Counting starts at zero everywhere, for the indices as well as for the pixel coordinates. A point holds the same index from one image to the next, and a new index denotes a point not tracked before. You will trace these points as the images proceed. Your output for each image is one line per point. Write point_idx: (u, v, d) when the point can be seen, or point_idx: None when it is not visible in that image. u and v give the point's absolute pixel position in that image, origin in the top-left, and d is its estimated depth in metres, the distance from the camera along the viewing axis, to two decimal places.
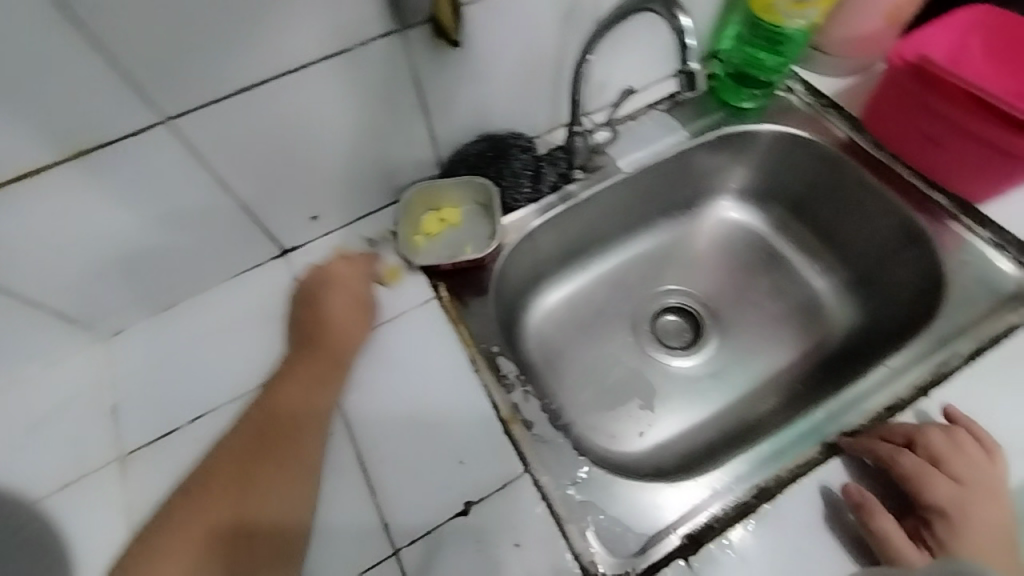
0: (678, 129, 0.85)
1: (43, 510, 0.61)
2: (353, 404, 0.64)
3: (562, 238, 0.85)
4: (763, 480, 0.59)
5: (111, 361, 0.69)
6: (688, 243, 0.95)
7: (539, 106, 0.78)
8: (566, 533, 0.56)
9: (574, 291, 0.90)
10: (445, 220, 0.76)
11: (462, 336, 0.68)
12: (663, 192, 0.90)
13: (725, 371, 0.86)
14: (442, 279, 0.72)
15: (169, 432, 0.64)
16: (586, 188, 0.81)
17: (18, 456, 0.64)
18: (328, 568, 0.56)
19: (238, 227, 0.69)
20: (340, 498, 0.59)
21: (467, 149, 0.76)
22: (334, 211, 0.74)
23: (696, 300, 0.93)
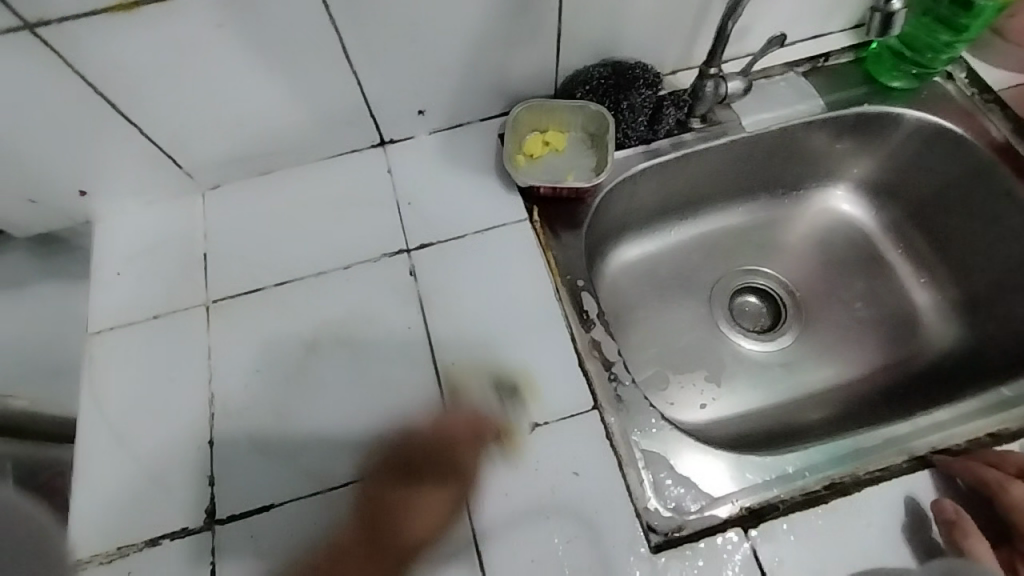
0: (814, 97, 0.78)
1: (126, 336, 0.64)
2: (432, 304, 0.63)
3: (660, 192, 0.80)
4: (838, 475, 0.56)
5: (204, 212, 0.70)
6: (787, 228, 0.89)
7: (676, 40, 0.72)
8: (626, 474, 0.55)
9: (655, 251, 0.86)
10: (550, 143, 0.73)
11: (549, 263, 0.66)
12: (774, 164, 0.84)
13: (800, 365, 0.81)
14: (537, 202, 0.69)
15: (252, 291, 0.65)
16: (701, 141, 0.76)
17: (109, 282, 0.66)
18: (388, 451, 0.57)
19: (348, 105, 0.67)
20: (407, 390, 0.59)
21: (589, 72, 0.71)
22: (442, 111, 0.71)
23: (782, 287, 0.87)
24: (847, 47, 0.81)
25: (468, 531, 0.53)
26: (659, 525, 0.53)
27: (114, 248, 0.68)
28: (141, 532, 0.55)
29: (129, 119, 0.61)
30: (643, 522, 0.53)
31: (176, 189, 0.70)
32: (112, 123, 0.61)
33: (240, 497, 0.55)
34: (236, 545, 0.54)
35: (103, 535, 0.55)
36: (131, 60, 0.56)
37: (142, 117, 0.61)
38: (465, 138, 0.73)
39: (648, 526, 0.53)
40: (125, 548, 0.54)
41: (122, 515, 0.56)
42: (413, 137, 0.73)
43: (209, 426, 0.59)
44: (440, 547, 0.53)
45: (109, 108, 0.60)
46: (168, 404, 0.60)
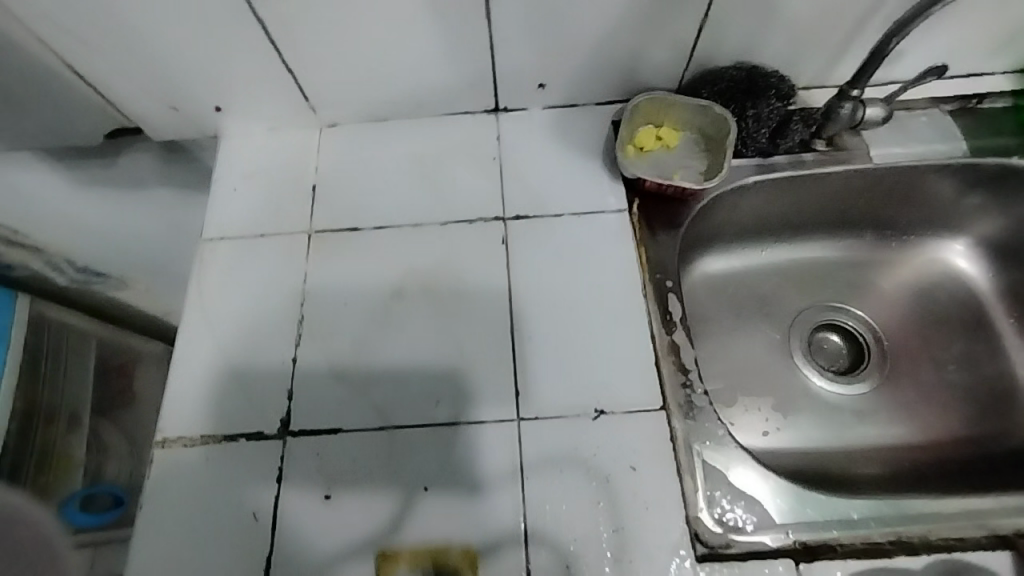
0: (955, 140, 0.73)
1: (234, 247, 0.68)
2: (519, 276, 0.64)
3: (764, 209, 0.77)
4: (906, 532, 0.53)
5: (319, 146, 0.74)
6: (888, 272, 0.84)
7: (820, 55, 0.69)
8: (682, 481, 0.55)
9: (742, 268, 0.84)
10: (663, 139, 0.71)
11: (640, 258, 0.65)
12: (890, 203, 0.79)
13: (873, 415, 0.77)
14: (640, 195, 0.69)
15: (351, 229, 0.68)
16: (822, 163, 0.72)
17: (226, 195, 0.71)
18: (455, 405, 0.58)
19: (475, 68, 0.68)
20: (481, 352, 0.61)
21: (721, 74, 0.69)
22: (562, 88, 0.71)
23: (869, 331, 0.82)
24: (1006, 92, 0.74)
25: (518, 498, 0.54)
26: (707, 537, 0.53)
27: (234, 165, 0.73)
28: (221, 429, 0.59)
29: (278, 48, 0.65)
30: (691, 530, 0.53)
31: (299, 121, 0.74)
32: (263, 49, 0.65)
33: (311, 415, 0.59)
34: (299, 462, 0.57)
35: (182, 424, 0.59)
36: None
37: (289, 48, 0.65)
38: (577, 119, 0.73)
39: (695, 535, 0.53)
40: (204, 440, 0.59)
41: (201, 408, 0.60)
42: (527, 109, 0.74)
43: (294, 345, 0.62)
44: (487, 506, 0.54)
45: (264, 36, 0.63)
46: (261, 316, 0.64)
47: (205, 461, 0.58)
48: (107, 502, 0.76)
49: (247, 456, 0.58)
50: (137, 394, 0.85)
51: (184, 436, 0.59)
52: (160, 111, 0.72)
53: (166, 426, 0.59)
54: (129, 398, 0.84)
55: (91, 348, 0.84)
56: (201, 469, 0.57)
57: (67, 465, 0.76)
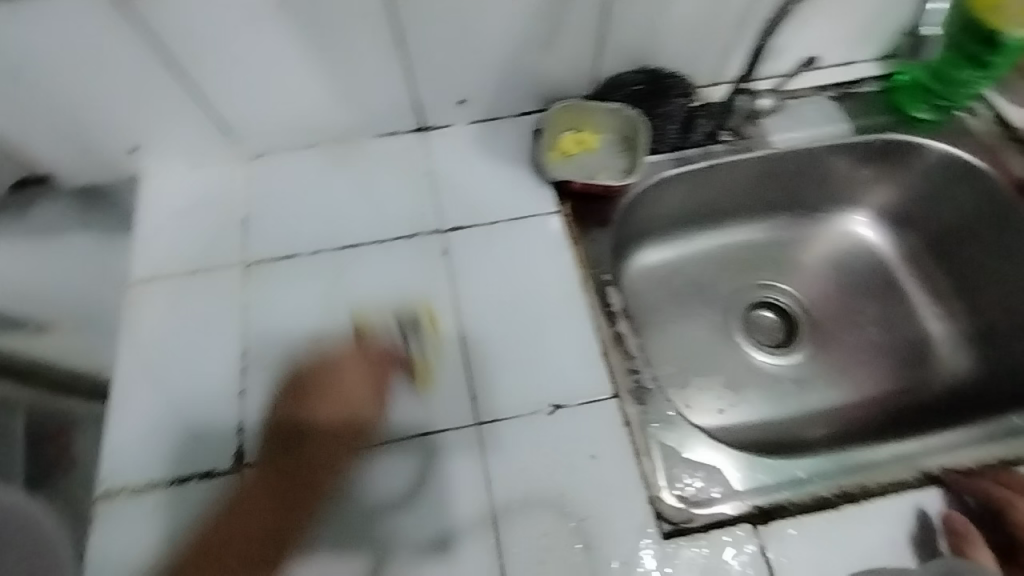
0: (840, 121, 0.81)
1: (163, 289, 0.65)
2: (461, 284, 0.65)
3: (687, 201, 0.82)
4: (848, 484, 0.57)
5: (245, 179, 0.72)
6: (805, 248, 0.91)
7: (714, 56, 0.75)
8: (640, 465, 0.56)
9: (675, 258, 0.88)
10: (583, 143, 0.75)
11: (576, 255, 0.67)
12: (793, 185, 0.86)
13: (812, 382, 0.82)
14: (569, 197, 0.71)
15: (288, 257, 0.67)
16: (730, 153, 0.78)
17: (148, 236, 0.68)
18: (410, 422, 0.57)
19: (395, 89, 0.70)
20: (431, 364, 0.60)
21: (626, 78, 0.74)
22: (483, 102, 0.74)
23: (798, 304, 0.89)
24: (875, 77, 0.84)
25: (485, 505, 0.54)
26: (669, 515, 0.54)
27: (155, 206, 0.71)
28: (166, 473, 0.56)
29: (190, 83, 0.64)
30: (654, 509, 0.54)
31: (221, 155, 0.73)
32: (173, 85, 0.64)
33: (265, 448, 0.57)
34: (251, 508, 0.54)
35: (123, 474, 0.56)
36: (200, 29, 0.58)
37: (202, 82, 0.64)
38: (502, 131, 0.76)
39: (659, 514, 0.54)
40: (150, 486, 0.55)
41: (140, 461, 0.57)
42: (453, 125, 0.76)
43: (238, 377, 0.60)
44: (458, 518, 0.53)
45: (174, 72, 0.62)
46: (197, 357, 0.61)
47: (154, 508, 0.54)
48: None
49: (200, 499, 0.55)
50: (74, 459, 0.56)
51: (129, 484, 0.56)
52: (70, 155, 0.68)
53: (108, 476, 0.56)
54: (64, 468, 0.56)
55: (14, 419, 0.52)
56: (149, 517, 0.54)
57: None
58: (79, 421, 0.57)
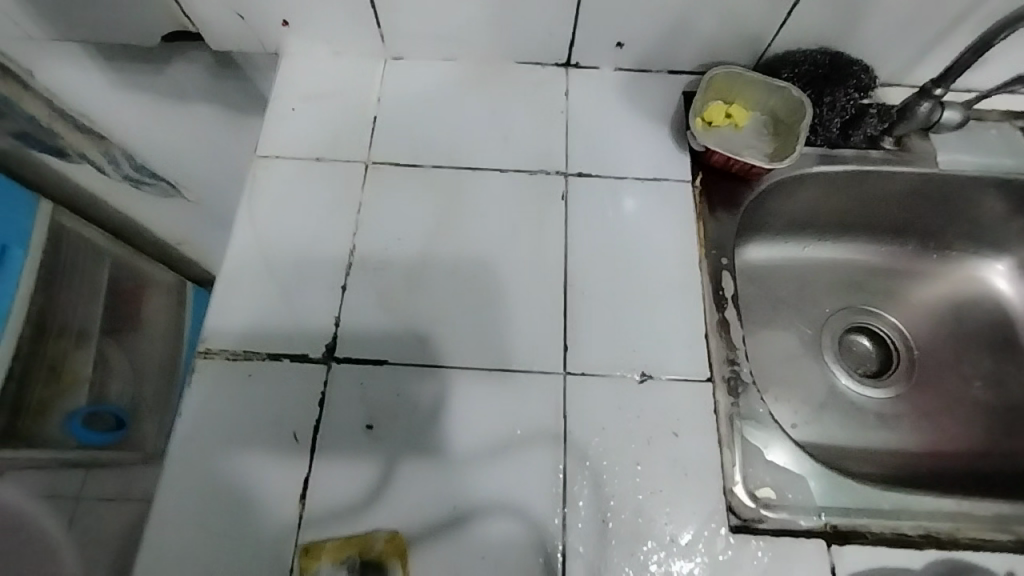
0: (1023, 155, 0.72)
1: (287, 168, 0.66)
2: (576, 232, 0.63)
3: (819, 203, 0.77)
4: (937, 528, 0.54)
5: (382, 77, 0.72)
6: (926, 284, 0.84)
7: (906, 50, 0.67)
8: (720, 453, 0.55)
9: (783, 261, 0.83)
10: (732, 117, 0.70)
11: (698, 231, 0.64)
12: (937, 213, 0.78)
13: (897, 422, 0.77)
14: (703, 170, 0.68)
15: (409, 166, 0.66)
16: (887, 162, 0.71)
17: (281, 113, 0.69)
18: (498, 354, 0.57)
19: (555, 15, 0.66)
20: (530, 303, 0.60)
21: (802, 56, 0.68)
22: (639, 50, 0.69)
23: (902, 340, 0.83)
24: None
25: (557, 451, 0.54)
26: (740, 511, 0.53)
27: (292, 85, 0.71)
28: (263, 347, 0.58)
29: None
30: (726, 501, 0.53)
31: (364, 49, 0.72)
32: None
33: (353, 342, 0.58)
34: (339, 396, 0.56)
35: (224, 331, 0.58)
36: None
37: None
38: (649, 84, 0.71)
39: (731, 508, 0.53)
40: (247, 355, 0.57)
41: (239, 324, 0.58)
42: (599, 68, 0.72)
43: (342, 273, 0.61)
44: (524, 456, 0.54)
45: None
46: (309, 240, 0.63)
47: (248, 376, 0.56)
48: (111, 420, 0.66)
49: (291, 375, 0.56)
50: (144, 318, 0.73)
51: (228, 347, 0.57)
52: (225, 17, 0.69)
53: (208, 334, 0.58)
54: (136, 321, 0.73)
55: (106, 264, 0.71)
56: (241, 382, 0.56)
57: (72, 382, 0.64)
58: (154, 285, 0.75)
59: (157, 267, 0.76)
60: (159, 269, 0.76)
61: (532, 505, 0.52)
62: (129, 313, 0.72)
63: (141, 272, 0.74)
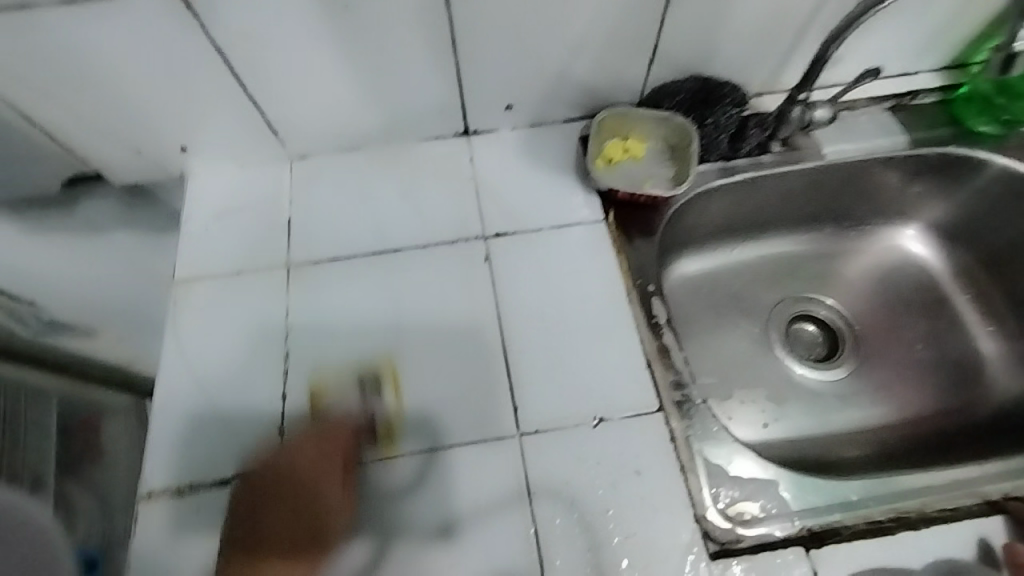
0: (896, 133, 0.79)
1: (209, 285, 0.65)
2: (507, 290, 0.64)
3: (731, 210, 0.80)
4: (904, 508, 0.55)
5: (292, 180, 0.73)
6: (850, 261, 0.88)
7: (767, 64, 0.73)
8: (686, 481, 0.55)
9: (716, 268, 0.86)
10: (629, 150, 0.74)
11: (620, 265, 0.66)
12: (839, 198, 0.84)
13: (856, 399, 0.80)
14: (614, 205, 0.70)
15: (331, 261, 0.67)
16: (781, 164, 0.76)
17: (197, 233, 0.69)
18: (454, 429, 0.57)
19: (443, 94, 0.70)
20: (472, 372, 0.60)
21: (679, 85, 0.73)
22: (530, 107, 0.73)
23: (842, 319, 0.86)
24: (935, 88, 0.81)
25: (527, 519, 0.53)
26: (717, 534, 0.52)
27: (201, 202, 0.72)
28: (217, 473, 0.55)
29: (245, 87, 0.65)
30: (701, 528, 0.53)
31: (269, 156, 0.74)
32: (228, 88, 0.64)
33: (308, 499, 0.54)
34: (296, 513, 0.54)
35: (170, 468, 0.56)
36: (258, 39, 0.59)
37: (258, 86, 0.65)
38: (548, 136, 0.75)
39: (706, 534, 0.52)
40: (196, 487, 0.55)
41: (185, 456, 0.56)
42: (497, 130, 0.75)
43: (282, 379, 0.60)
44: (495, 532, 0.53)
45: (231, 76, 0.63)
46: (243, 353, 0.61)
47: (201, 509, 0.54)
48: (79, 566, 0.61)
49: (249, 497, 0.54)
50: (104, 450, 0.65)
51: (174, 484, 0.55)
52: (122, 153, 0.70)
53: (153, 477, 0.55)
54: (93, 455, 0.64)
55: (51, 406, 0.63)
56: (201, 516, 0.54)
57: None
58: (109, 412, 0.67)
59: (109, 392, 0.68)
60: (116, 395, 0.68)
61: (518, 566, 0.52)
62: (84, 449, 0.64)
63: (93, 404, 0.66)
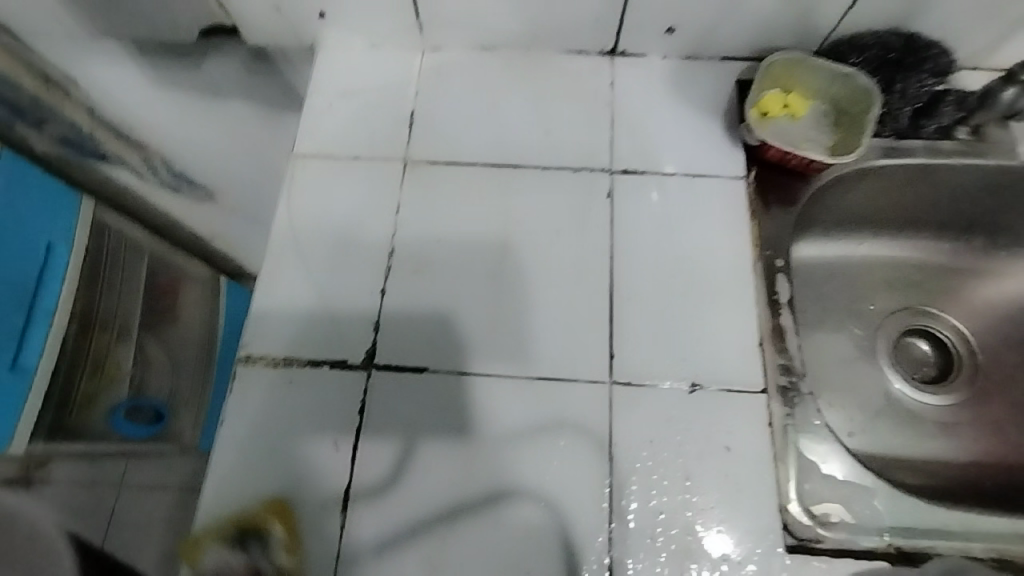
0: None
1: (325, 164, 0.64)
2: (624, 233, 0.60)
3: (881, 197, 0.71)
4: (1010, 552, 0.51)
5: (419, 71, 0.69)
6: (995, 282, 0.78)
7: (988, 32, 0.61)
8: (777, 469, 0.52)
9: (838, 258, 0.78)
10: (791, 107, 0.65)
11: (752, 231, 0.60)
12: (1014, 208, 0.72)
13: (958, 429, 0.73)
14: (758, 165, 0.64)
15: (447, 164, 0.64)
16: (960, 154, 0.66)
17: (318, 108, 0.67)
18: (545, 363, 0.55)
19: (601, 2, 0.62)
20: (573, 309, 0.57)
21: (876, 39, 0.63)
22: (691, 35, 0.65)
23: (965, 343, 0.78)
24: None
25: (602, 466, 0.52)
26: (798, 530, 0.50)
27: (326, 77, 0.69)
28: (303, 353, 0.56)
29: None
30: (782, 520, 0.51)
31: (401, 41, 0.69)
32: None
33: (378, 492, 0.52)
34: (375, 406, 0.54)
35: (264, 335, 0.57)
36: None
37: None
38: (701, 73, 0.67)
39: (787, 527, 0.50)
40: (287, 362, 0.56)
41: (280, 329, 0.57)
42: (645, 56, 0.68)
43: (382, 276, 0.59)
44: (565, 470, 0.52)
45: None
46: (351, 241, 0.61)
47: (288, 382, 0.55)
48: (150, 414, 0.75)
49: (331, 384, 0.55)
50: (179, 312, 0.81)
51: (269, 354, 0.56)
52: (259, 10, 0.67)
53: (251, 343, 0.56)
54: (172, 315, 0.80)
55: (144, 261, 0.77)
56: (286, 390, 0.55)
57: (113, 375, 0.71)
58: (189, 279, 0.83)
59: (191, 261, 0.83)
60: (195, 266, 0.84)
61: (581, 502, 0.51)
62: (167, 306, 0.80)
63: (176, 270, 0.81)
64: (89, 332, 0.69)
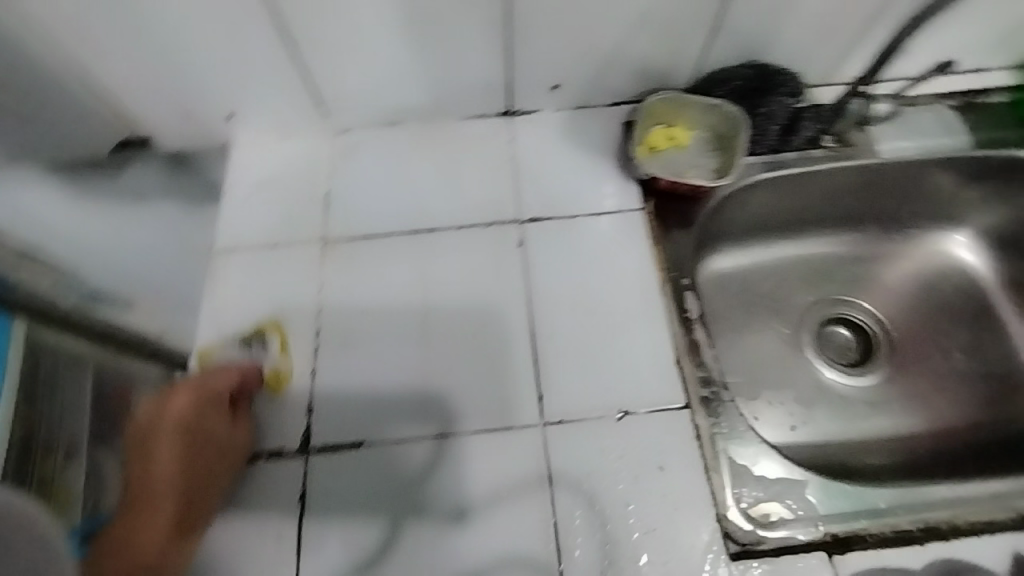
0: (958, 133, 0.75)
1: (248, 255, 0.67)
2: (538, 278, 0.64)
3: (772, 206, 0.78)
4: (934, 519, 0.53)
5: (331, 153, 0.73)
6: (891, 265, 0.85)
7: (826, 55, 0.70)
8: (710, 479, 0.55)
9: (751, 265, 0.84)
10: (674, 139, 0.71)
11: (655, 256, 0.65)
12: (890, 197, 0.80)
13: (886, 405, 0.78)
14: (653, 195, 0.69)
15: (367, 237, 0.67)
16: (831, 159, 0.73)
17: (237, 203, 0.70)
18: (479, 415, 0.58)
19: (488, 72, 0.68)
20: (500, 358, 0.60)
21: (732, 72, 0.70)
22: (575, 89, 0.71)
23: (880, 324, 0.83)
24: (1005, 87, 0.76)
25: (546, 506, 0.54)
26: (739, 535, 0.53)
27: (243, 173, 0.72)
28: (240, 449, 0.57)
29: (292, 57, 0.64)
30: (722, 528, 0.53)
31: (310, 128, 0.73)
32: (274, 56, 0.64)
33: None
34: (322, 486, 0.56)
35: None
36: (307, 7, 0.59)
37: (305, 57, 0.65)
38: (590, 120, 0.73)
39: (727, 534, 0.53)
40: None
41: None
42: (539, 112, 0.74)
43: (311, 357, 0.61)
44: (512, 516, 0.54)
45: (279, 44, 0.63)
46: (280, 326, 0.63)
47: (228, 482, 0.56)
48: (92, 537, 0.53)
49: (276, 475, 0.57)
50: None
51: None
52: (169, 118, 0.71)
53: None
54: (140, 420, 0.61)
55: (85, 372, 0.59)
56: (228, 488, 0.56)
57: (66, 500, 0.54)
58: (139, 381, 0.63)
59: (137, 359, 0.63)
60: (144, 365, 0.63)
61: (532, 545, 0.53)
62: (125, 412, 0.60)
63: (122, 373, 0.62)
64: (32, 460, 0.53)
